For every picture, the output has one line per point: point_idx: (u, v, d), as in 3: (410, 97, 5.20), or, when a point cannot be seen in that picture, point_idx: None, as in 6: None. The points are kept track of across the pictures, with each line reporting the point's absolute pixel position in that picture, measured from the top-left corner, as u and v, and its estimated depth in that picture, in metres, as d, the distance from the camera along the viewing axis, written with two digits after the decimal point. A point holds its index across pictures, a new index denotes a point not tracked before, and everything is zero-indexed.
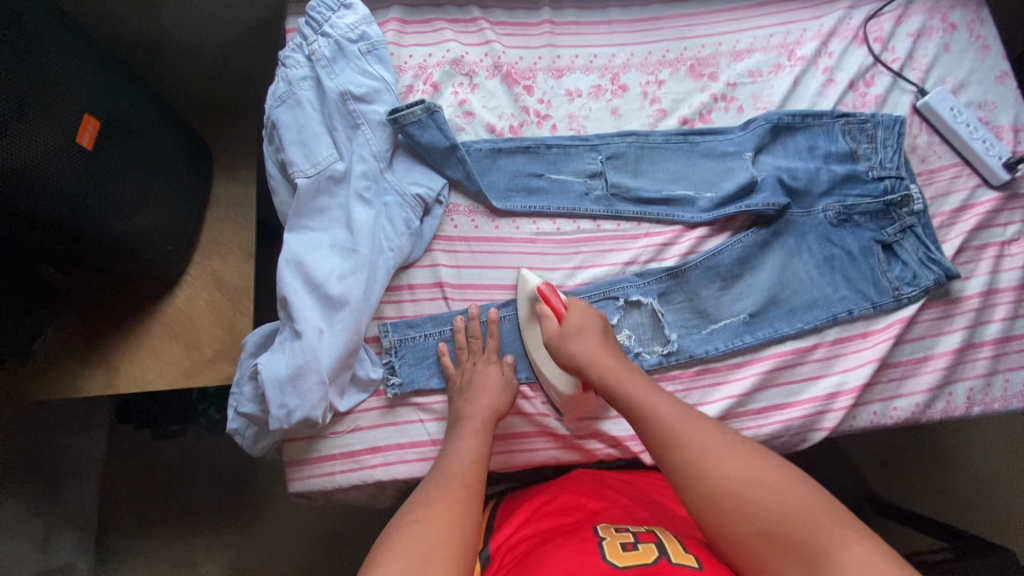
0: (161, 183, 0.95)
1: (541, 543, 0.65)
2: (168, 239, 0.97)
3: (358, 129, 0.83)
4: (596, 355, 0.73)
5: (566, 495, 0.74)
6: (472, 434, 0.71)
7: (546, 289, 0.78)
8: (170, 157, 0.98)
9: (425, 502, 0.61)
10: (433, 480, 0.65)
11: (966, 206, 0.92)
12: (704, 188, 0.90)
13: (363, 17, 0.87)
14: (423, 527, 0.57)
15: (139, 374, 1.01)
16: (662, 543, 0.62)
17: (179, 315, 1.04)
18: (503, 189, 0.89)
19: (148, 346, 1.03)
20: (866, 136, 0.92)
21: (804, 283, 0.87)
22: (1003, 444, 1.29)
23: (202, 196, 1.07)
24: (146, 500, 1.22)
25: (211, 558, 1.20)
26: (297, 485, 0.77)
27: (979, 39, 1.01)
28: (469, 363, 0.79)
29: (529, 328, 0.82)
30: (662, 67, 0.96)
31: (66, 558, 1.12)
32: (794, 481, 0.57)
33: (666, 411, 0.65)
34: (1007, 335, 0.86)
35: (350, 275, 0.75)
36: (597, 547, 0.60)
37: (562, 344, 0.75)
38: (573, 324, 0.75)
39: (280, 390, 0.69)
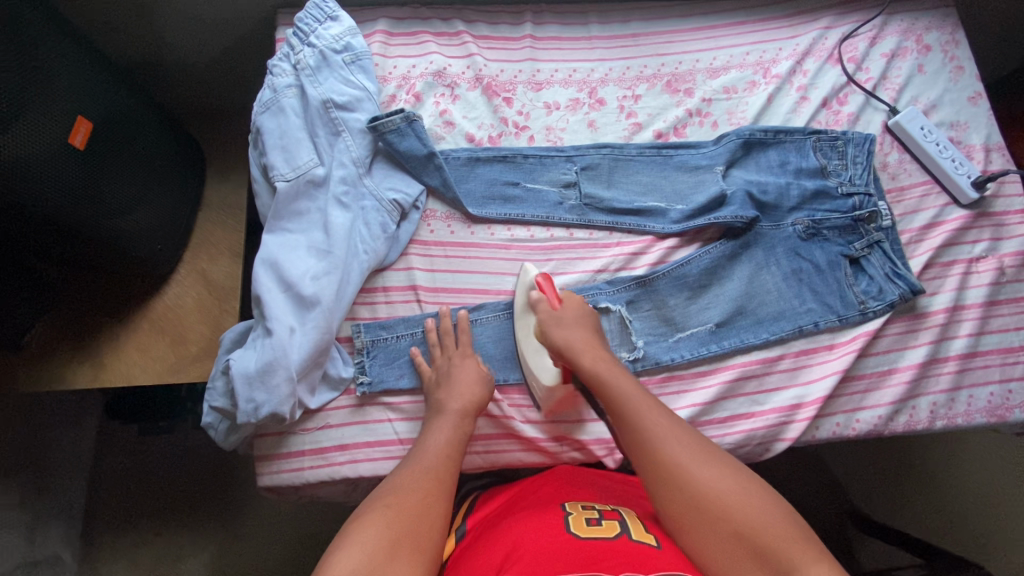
0: (153, 185, 0.99)
1: (512, 518, 0.68)
2: (158, 239, 1.01)
3: (339, 136, 0.86)
4: (587, 352, 0.77)
5: (538, 480, 0.77)
6: (447, 422, 0.74)
7: (543, 280, 0.83)
8: (163, 160, 1.02)
9: (400, 487, 0.64)
10: (407, 467, 0.68)
11: (934, 223, 0.94)
12: (675, 201, 0.92)
13: (349, 29, 0.90)
14: (397, 511, 0.60)
15: (125, 370, 1.04)
16: (625, 521, 0.65)
17: (166, 311, 1.07)
18: (480, 196, 0.91)
19: (134, 341, 1.05)
20: (836, 153, 0.94)
21: (772, 295, 0.88)
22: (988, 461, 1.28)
23: (194, 198, 1.11)
24: (134, 494, 1.24)
25: (196, 554, 1.22)
26: (266, 478, 0.79)
27: (953, 61, 1.03)
28: (442, 361, 0.80)
29: (523, 317, 0.84)
30: (639, 82, 0.99)
31: (52, 550, 1.12)
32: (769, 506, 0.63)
33: (652, 416, 0.70)
34: (972, 351, 0.88)
35: (323, 276, 0.78)
36: (562, 522, 0.64)
37: (553, 333, 0.79)
38: (568, 316, 0.80)
39: (248, 385, 0.71)
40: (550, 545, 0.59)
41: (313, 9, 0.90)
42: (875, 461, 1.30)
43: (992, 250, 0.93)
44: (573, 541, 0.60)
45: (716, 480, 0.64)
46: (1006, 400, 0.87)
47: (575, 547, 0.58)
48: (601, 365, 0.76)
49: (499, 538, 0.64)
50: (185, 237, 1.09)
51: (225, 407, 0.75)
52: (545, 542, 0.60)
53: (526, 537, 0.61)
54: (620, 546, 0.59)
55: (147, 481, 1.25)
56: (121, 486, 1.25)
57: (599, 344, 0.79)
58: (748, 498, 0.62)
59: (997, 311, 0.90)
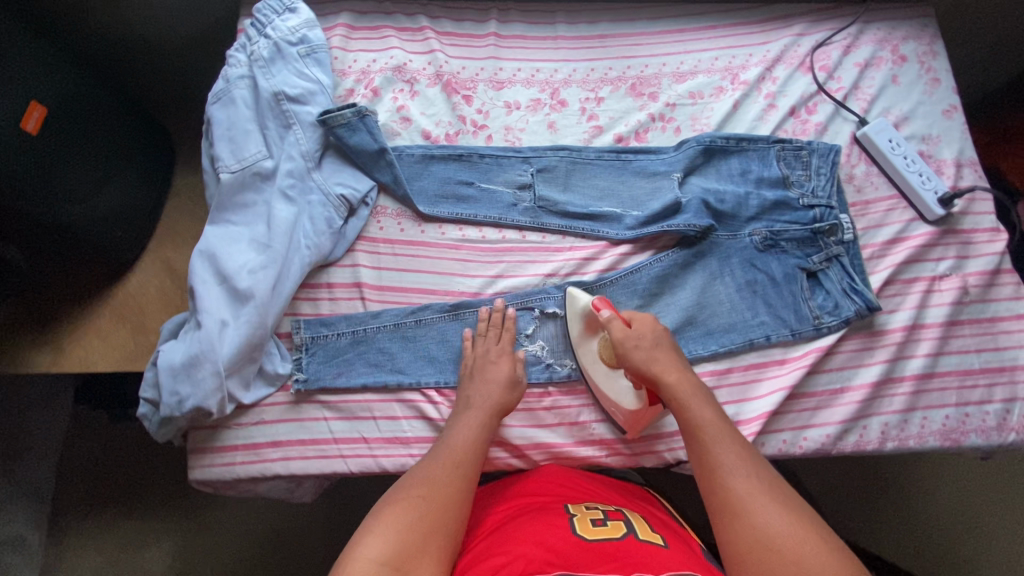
0: (114, 171, 0.96)
1: (512, 517, 0.67)
2: (120, 226, 0.97)
3: (289, 128, 0.85)
4: (669, 374, 0.72)
5: (539, 475, 0.76)
6: (477, 421, 0.73)
7: (599, 302, 0.79)
8: (127, 145, 1.00)
9: (433, 481, 0.64)
10: (437, 460, 0.67)
11: (898, 239, 0.91)
12: (631, 206, 0.90)
13: (306, 21, 0.89)
14: (429, 505, 0.61)
15: (84, 355, 0.97)
16: (630, 522, 0.65)
17: (129, 298, 1.01)
18: (432, 195, 0.89)
19: (93, 327, 0.99)
20: (800, 163, 0.92)
21: (724, 306, 0.87)
22: (990, 490, 1.19)
23: (161, 187, 1.06)
24: (108, 480, 1.21)
25: (162, 543, 1.18)
26: (197, 472, 0.78)
27: (929, 72, 0.99)
28: (477, 349, 0.81)
29: (582, 345, 0.82)
30: (603, 84, 0.97)
31: (16, 531, 1.09)
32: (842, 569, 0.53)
33: (728, 444, 0.64)
34: (929, 372, 0.85)
35: (261, 269, 0.78)
36: (568, 524, 0.63)
37: (625, 355, 0.75)
38: (638, 334, 0.75)
39: (173, 377, 0.73)
40: (560, 546, 0.58)
41: None
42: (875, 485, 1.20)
43: (957, 268, 0.90)
44: (583, 542, 0.59)
45: (787, 525, 0.56)
46: (962, 424, 0.84)
47: (587, 547, 0.58)
48: (680, 383, 0.71)
49: (502, 538, 0.62)
50: (151, 226, 1.04)
51: (155, 398, 0.74)
52: (555, 541, 0.59)
53: (535, 536, 0.60)
54: (630, 546, 0.59)
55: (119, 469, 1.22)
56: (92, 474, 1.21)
57: (683, 365, 0.74)
58: (823, 554, 0.54)
59: (958, 332, 0.87)
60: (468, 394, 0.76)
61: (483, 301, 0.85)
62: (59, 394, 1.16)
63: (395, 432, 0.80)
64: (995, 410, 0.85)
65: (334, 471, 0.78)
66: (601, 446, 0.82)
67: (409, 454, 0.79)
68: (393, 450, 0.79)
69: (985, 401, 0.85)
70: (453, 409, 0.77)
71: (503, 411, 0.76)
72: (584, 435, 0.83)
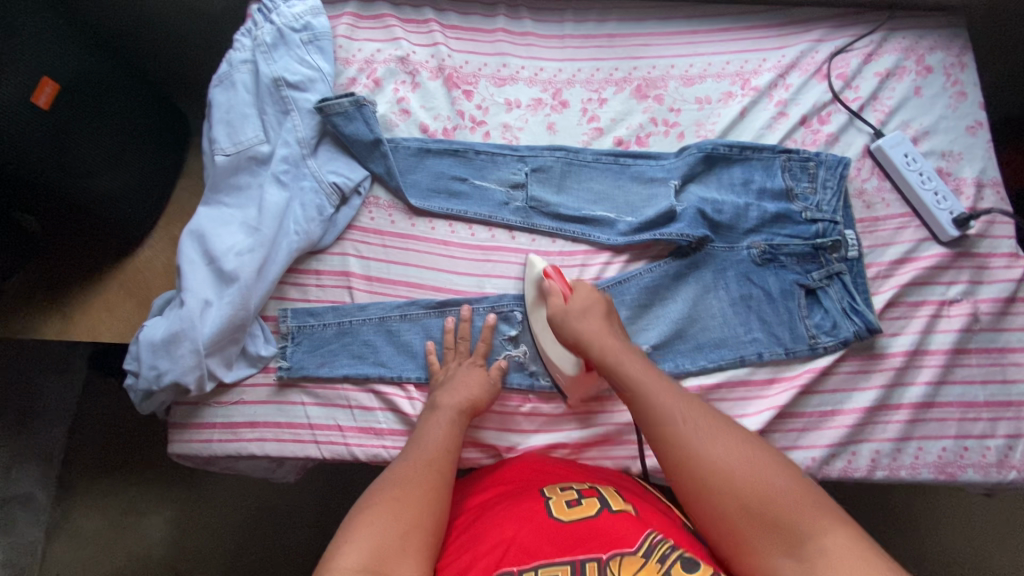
0: (126, 147, 0.97)
1: (490, 506, 0.66)
2: (129, 202, 0.97)
3: (287, 114, 0.86)
4: (600, 337, 0.72)
5: (516, 463, 0.75)
6: (446, 419, 0.72)
7: (552, 271, 0.80)
8: (143, 122, 1.00)
9: (407, 483, 0.62)
10: (408, 459, 0.66)
11: (906, 259, 0.87)
12: (625, 212, 0.88)
13: (311, 9, 0.90)
14: (403, 504, 0.59)
15: (92, 326, 0.99)
16: (604, 496, 0.63)
17: (135, 273, 1.01)
18: (425, 188, 0.89)
19: (103, 299, 1.00)
20: (807, 175, 0.88)
21: (715, 320, 0.84)
22: (1009, 528, 1.13)
23: (174, 168, 1.07)
24: (107, 446, 1.18)
25: (158, 511, 1.16)
26: (177, 446, 0.80)
27: (956, 85, 0.94)
28: (453, 364, 0.80)
29: (535, 310, 0.83)
30: (607, 85, 0.95)
31: (25, 489, 1.13)
32: (783, 474, 0.57)
33: (661, 394, 0.65)
34: (929, 401, 0.81)
35: (247, 253, 0.79)
36: (543, 507, 0.61)
37: (563, 324, 0.75)
38: (577, 305, 0.75)
39: (152, 352, 0.75)
40: (536, 535, 0.57)
41: None
42: (888, 514, 1.13)
43: (968, 293, 0.85)
44: (560, 527, 0.58)
45: (729, 452, 0.59)
46: (959, 458, 0.80)
47: (562, 534, 0.57)
48: (608, 347, 0.71)
49: (480, 531, 0.61)
50: (161, 203, 1.04)
51: (135, 369, 0.76)
52: (530, 529, 0.58)
53: (511, 526, 0.59)
54: (605, 526, 0.57)
55: (121, 437, 1.19)
56: (95, 440, 1.19)
57: (614, 331, 0.74)
58: (757, 477, 0.56)
59: (964, 361, 0.83)
60: (435, 398, 0.75)
61: (469, 299, 0.85)
62: (75, 365, 1.20)
63: (370, 422, 0.80)
64: (996, 446, 0.80)
65: (308, 455, 0.79)
66: (577, 451, 0.81)
67: (381, 446, 0.79)
68: (368, 440, 0.80)
69: (986, 436, 0.81)
70: (422, 412, 0.76)
71: (476, 413, 0.76)
72: (560, 439, 0.82)
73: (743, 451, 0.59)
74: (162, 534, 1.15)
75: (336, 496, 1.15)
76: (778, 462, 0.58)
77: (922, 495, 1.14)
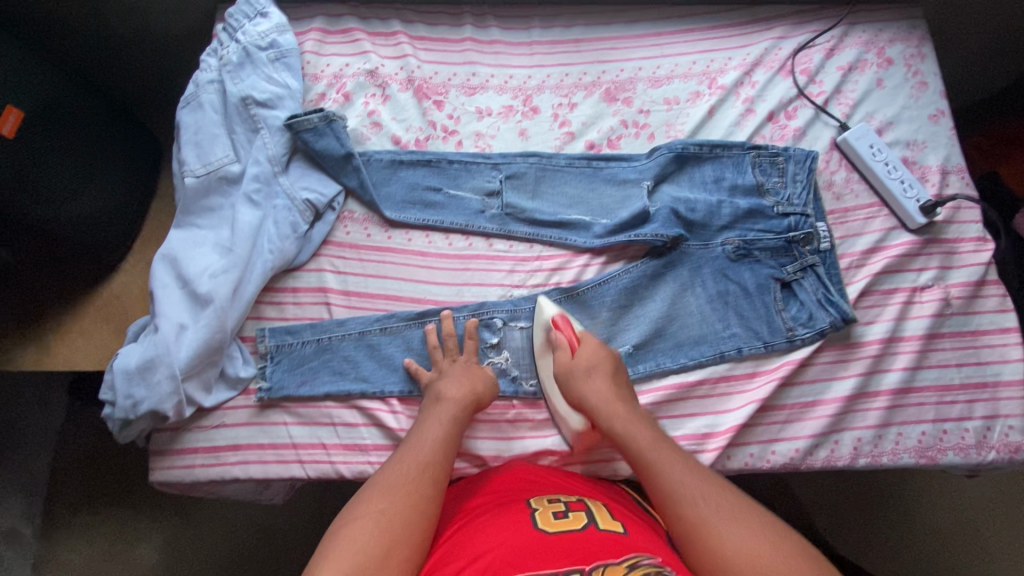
0: (97, 171, 0.95)
1: (473, 518, 0.66)
2: (102, 228, 0.95)
3: (257, 133, 0.85)
4: (609, 403, 0.74)
5: (504, 473, 0.75)
6: (444, 418, 0.72)
7: (562, 319, 0.82)
8: (109, 145, 0.98)
9: (395, 491, 0.62)
10: (403, 459, 0.66)
11: (877, 248, 0.88)
12: (601, 215, 0.89)
13: (277, 26, 0.90)
14: (391, 517, 0.59)
15: (68, 354, 0.96)
16: (592, 511, 0.64)
17: (111, 299, 0.99)
18: (399, 200, 0.89)
19: (78, 327, 0.98)
20: (776, 170, 0.89)
21: (694, 318, 0.85)
22: (993, 507, 1.15)
23: (146, 191, 1.05)
24: (91, 476, 1.16)
25: (148, 539, 1.14)
26: (158, 473, 0.79)
27: (916, 75, 0.96)
28: (445, 363, 0.80)
29: (542, 361, 0.83)
30: (576, 89, 0.96)
31: (8, 524, 1.11)
32: (791, 549, 0.57)
33: (670, 461, 0.67)
34: (906, 386, 0.82)
35: (221, 273, 0.78)
36: (528, 519, 0.61)
37: (571, 384, 0.78)
38: (583, 363, 0.78)
39: (128, 380, 0.74)
40: (519, 547, 0.56)
41: (243, 5, 0.89)
42: (875, 501, 1.15)
43: (939, 279, 0.87)
44: (542, 539, 0.57)
45: (736, 525, 0.59)
46: (939, 441, 0.81)
47: (545, 545, 0.56)
48: (619, 415, 0.73)
49: (465, 543, 0.60)
50: (135, 227, 1.02)
51: (111, 399, 0.75)
52: (513, 541, 0.57)
53: (494, 539, 0.59)
54: (589, 539, 0.57)
55: (106, 465, 1.17)
56: (81, 469, 1.17)
57: (624, 398, 0.75)
58: (753, 530, 0.59)
59: (938, 345, 0.84)
60: (437, 394, 0.75)
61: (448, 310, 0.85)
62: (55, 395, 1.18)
63: (354, 439, 0.80)
64: (974, 428, 0.82)
65: (292, 475, 0.78)
66: (563, 456, 0.81)
67: (367, 462, 0.79)
68: (353, 456, 0.79)
69: (964, 418, 0.82)
70: (424, 402, 0.76)
71: (475, 411, 0.75)
72: (547, 445, 0.81)
73: (750, 523, 0.60)
74: (153, 562, 1.13)
75: (328, 512, 1.14)
76: (783, 536, 0.59)
77: (907, 479, 1.16)
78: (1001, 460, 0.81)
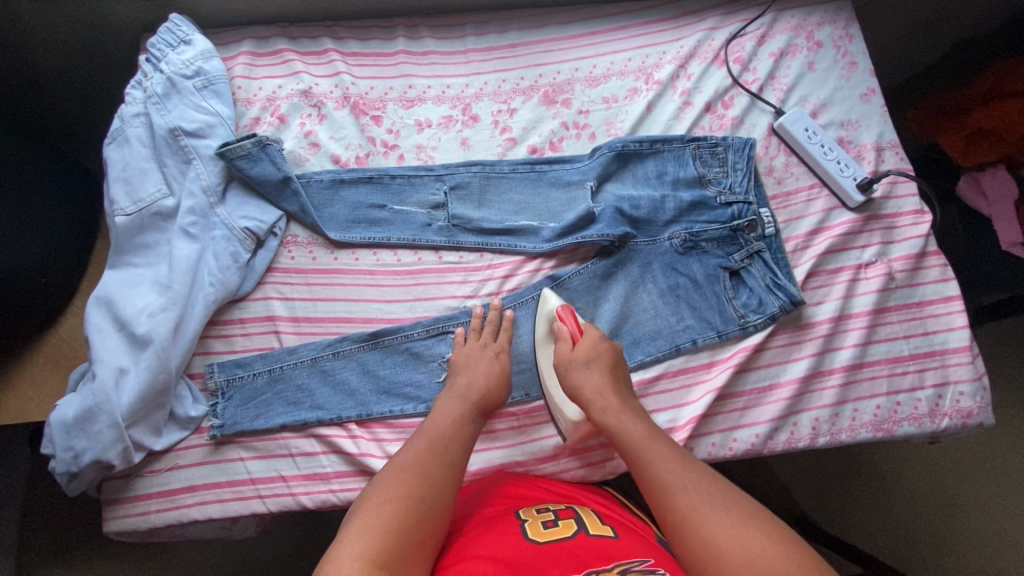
0: (31, 210, 0.90)
1: (468, 530, 0.65)
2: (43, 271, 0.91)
3: (190, 164, 0.83)
4: (602, 393, 0.72)
5: (483, 487, 0.75)
6: (462, 410, 0.72)
7: (565, 310, 0.79)
8: (41, 182, 0.94)
9: (418, 475, 0.62)
10: (424, 445, 0.66)
11: (820, 229, 0.90)
12: (548, 219, 0.89)
13: (202, 53, 0.87)
14: (426, 505, 0.59)
15: (17, 407, 0.91)
16: (581, 517, 0.64)
17: (61, 343, 0.96)
18: (343, 220, 0.87)
19: (28, 377, 0.94)
20: (717, 160, 0.90)
21: (647, 314, 0.86)
22: (962, 467, 1.18)
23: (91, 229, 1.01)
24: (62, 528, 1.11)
25: None
26: (112, 524, 0.76)
27: (846, 56, 0.98)
28: (476, 345, 0.80)
29: (541, 349, 0.82)
30: (515, 94, 0.96)
31: None
32: (784, 544, 0.53)
33: (662, 457, 0.64)
34: (859, 362, 0.84)
35: (160, 312, 0.76)
36: (518, 530, 0.61)
37: (567, 374, 0.76)
38: (582, 355, 0.75)
39: (66, 433, 0.71)
40: (514, 556, 0.56)
41: (165, 34, 0.87)
42: (854, 472, 1.17)
43: (882, 254, 0.88)
44: (535, 547, 0.57)
45: (725, 522, 0.56)
46: (893, 413, 0.83)
47: (539, 553, 0.56)
48: (611, 409, 0.71)
49: (459, 553, 0.60)
50: (78, 268, 0.98)
51: (51, 453, 0.73)
52: (506, 551, 0.57)
53: (489, 548, 0.58)
54: (580, 546, 0.57)
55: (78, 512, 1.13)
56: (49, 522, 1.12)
57: (618, 391, 0.73)
58: (742, 525, 0.55)
59: (886, 319, 0.86)
60: (458, 385, 0.75)
61: (402, 328, 0.84)
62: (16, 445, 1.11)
63: (314, 468, 0.78)
64: (926, 397, 0.84)
65: (253, 512, 0.77)
66: (529, 464, 0.81)
67: (329, 490, 0.78)
68: (314, 485, 0.78)
69: (916, 388, 0.84)
70: (441, 394, 0.75)
71: (488, 409, 0.75)
72: (511, 454, 0.81)
73: (741, 517, 0.56)
74: None
75: (308, 536, 1.12)
76: (775, 531, 0.55)
77: (878, 446, 1.19)
78: (955, 427, 0.83)
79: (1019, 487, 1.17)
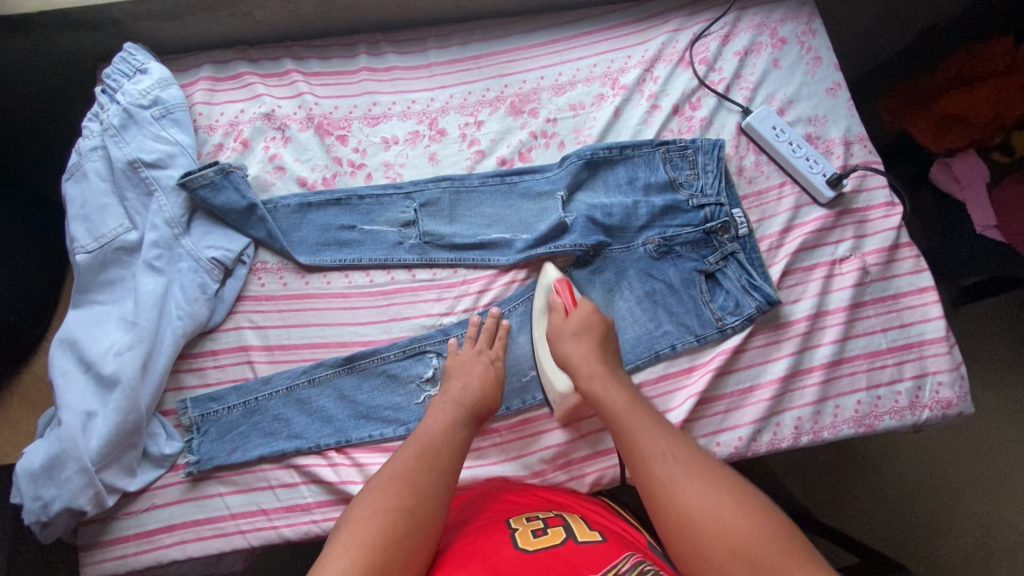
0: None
1: (457, 540, 0.63)
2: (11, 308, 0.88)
3: (151, 196, 0.81)
4: (589, 363, 0.71)
5: (471, 498, 0.74)
6: (455, 416, 0.69)
7: (562, 284, 0.80)
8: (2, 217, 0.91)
9: (407, 483, 0.59)
10: (414, 452, 0.63)
11: (792, 226, 0.90)
12: (520, 231, 0.88)
13: (158, 81, 0.86)
14: (413, 516, 0.57)
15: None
16: (570, 525, 0.63)
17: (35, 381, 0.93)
18: (313, 244, 0.86)
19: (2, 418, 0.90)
20: (686, 163, 0.90)
21: (625, 321, 0.85)
22: (950, 454, 1.19)
23: (59, 262, 0.98)
24: None
25: None
26: (89, 569, 0.74)
27: (810, 51, 0.98)
28: (470, 353, 0.78)
29: (538, 321, 0.82)
30: (481, 106, 0.95)
31: None
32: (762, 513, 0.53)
33: (641, 423, 0.63)
34: (838, 358, 0.84)
35: (127, 350, 0.74)
36: (508, 538, 0.60)
37: (557, 342, 0.75)
38: (574, 324, 0.74)
39: (34, 481, 0.70)
40: (502, 564, 0.55)
41: (119, 63, 0.85)
42: (845, 461, 1.17)
43: (855, 249, 0.88)
44: (525, 555, 0.56)
45: (702, 489, 0.55)
46: (875, 408, 0.83)
47: (528, 561, 0.55)
48: (596, 377, 0.70)
49: (446, 563, 0.59)
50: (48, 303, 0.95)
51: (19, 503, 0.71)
52: (494, 560, 0.55)
53: (476, 560, 0.57)
54: (571, 553, 0.56)
55: None
56: None
57: (604, 359, 0.72)
58: (719, 493, 0.55)
59: (863, 313, 0.86)
60: (453, 391, 0.73)
61: (377, 350, 0.82)
62: None
63: (295, 499, 0.77)
64: (906, 389, 0.84)
65: (234, 548, 0.75)
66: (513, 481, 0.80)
67: (311, 521, 0.76)
68: (296, 517, 0.76)
69: (896, 381, 0.84)
70: (436, 398, 0.73)
71: (482, 415, 0.73)
72: (495, 472, 0.80)
73: (720, 485, 0.55)
74: None
75: (299, 566, 1.09)
76: (752, 496, 0.55)
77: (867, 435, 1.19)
78: (935, 418, 0.84)
79: (1006, 470, 1.18)
